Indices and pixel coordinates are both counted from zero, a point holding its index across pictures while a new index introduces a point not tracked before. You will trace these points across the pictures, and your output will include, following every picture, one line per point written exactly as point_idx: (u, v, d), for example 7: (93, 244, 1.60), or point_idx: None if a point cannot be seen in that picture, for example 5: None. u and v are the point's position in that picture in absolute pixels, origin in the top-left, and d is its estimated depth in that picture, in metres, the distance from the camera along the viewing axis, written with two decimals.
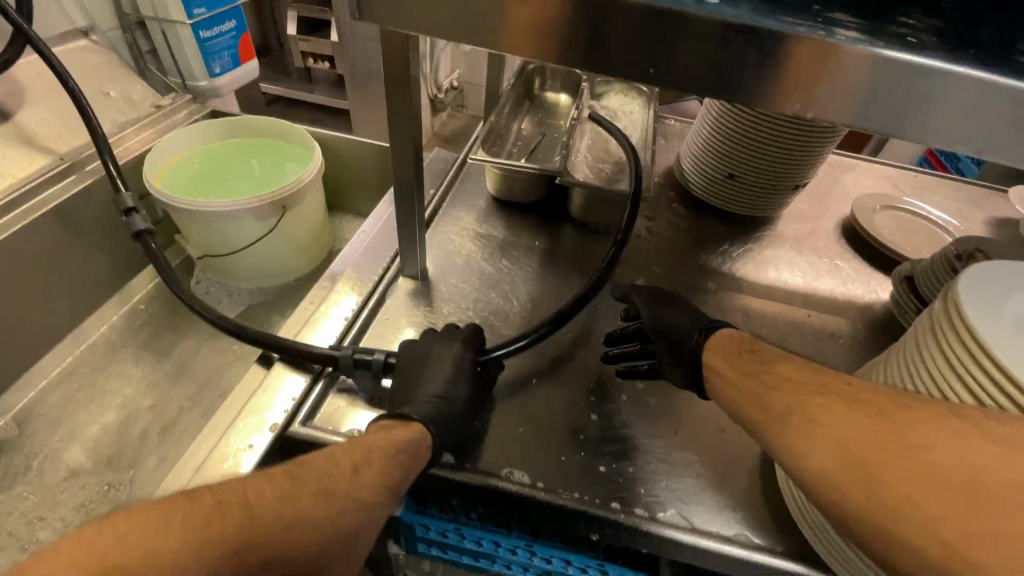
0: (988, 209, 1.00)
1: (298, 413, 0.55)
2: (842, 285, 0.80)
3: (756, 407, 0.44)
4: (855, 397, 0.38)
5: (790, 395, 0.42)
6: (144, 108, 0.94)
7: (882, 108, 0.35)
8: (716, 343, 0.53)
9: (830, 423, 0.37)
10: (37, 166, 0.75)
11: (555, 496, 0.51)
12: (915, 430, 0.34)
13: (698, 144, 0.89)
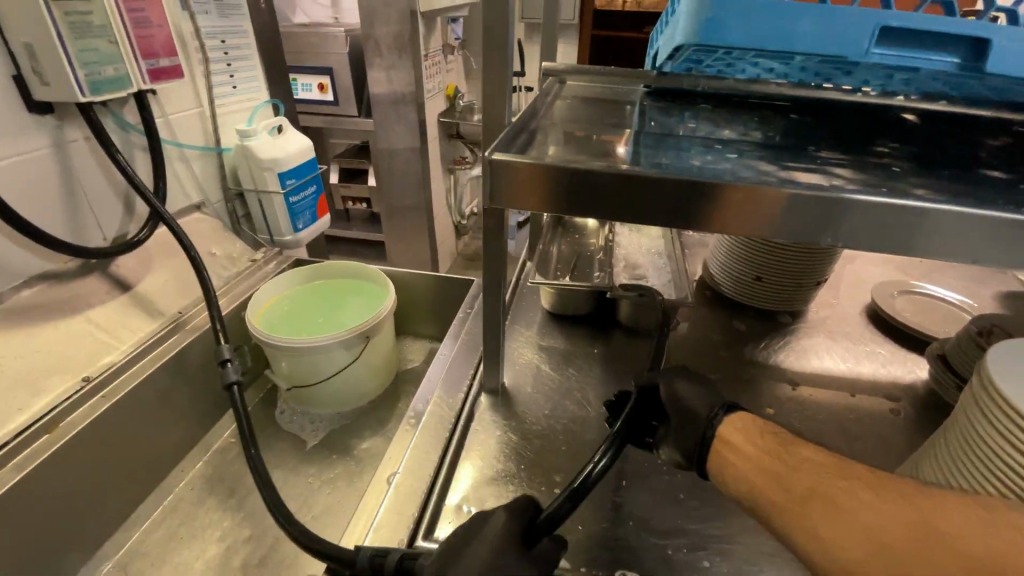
0: (998, 285, 1.09)
1: None
2: (881, 367, 0.87)
3: (769, 484, 0.45)
4: (878, 483, 0.41)
5: (811, 476, 0.44)
6: (242, 263, 1.08)
7: (897, 234, 0.43)
8: (731, 425, 0.54)
9: (854, 506, 0.40)
10: (157, 322, 0.87)
11: None
12: (940, 516, 0.38)
13: (723, 252, 1.01)
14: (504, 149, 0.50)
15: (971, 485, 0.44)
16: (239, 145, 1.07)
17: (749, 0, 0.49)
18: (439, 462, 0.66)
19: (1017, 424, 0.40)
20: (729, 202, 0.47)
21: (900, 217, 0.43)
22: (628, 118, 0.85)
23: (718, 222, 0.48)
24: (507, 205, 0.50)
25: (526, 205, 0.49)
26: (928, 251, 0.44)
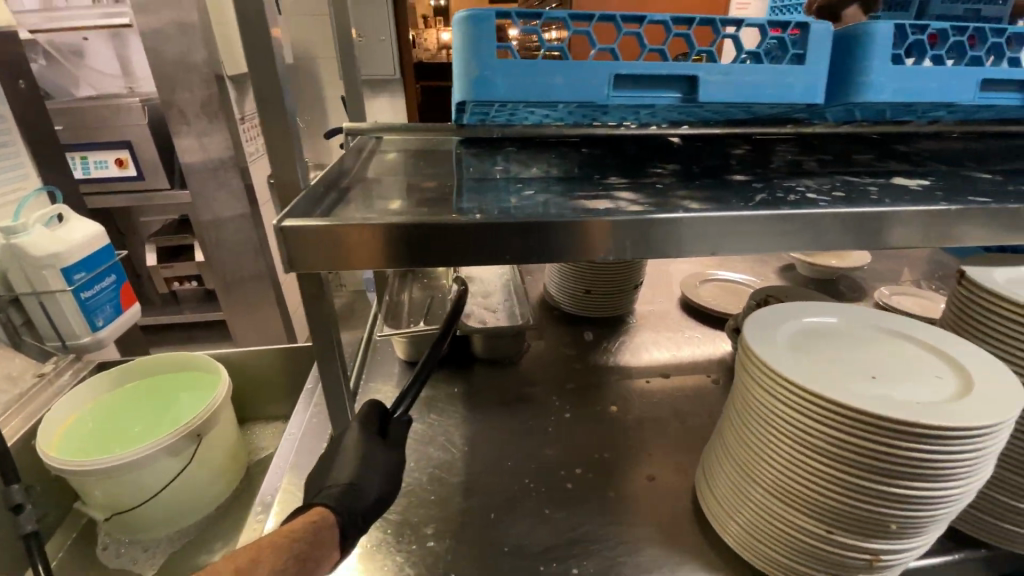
0: (769, 263, 1.35)
1: None
2: (698, 348, 1.01)
3: None
4: None
5: None
6: (25, 380, 0.89)
7: (677, 242, 0.57)
8: None
9: None
10: None
11: None
12: None
13: (556, 272, 1.10)
14: (298, 214, 0.50)
15: (764, 441, 0.53)
16: (4, 243, 0.91)
17: (508, 61, 0.56)
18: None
19: (782, 387, 0.49)
20: (526, 234, 0.53)
21: (680, 230, 0.56)
22: (446, 165, 0.90)
23: (515, 252, 0.54)
24: (310, 267, 0.50)
25: (328, 265, 0.50)
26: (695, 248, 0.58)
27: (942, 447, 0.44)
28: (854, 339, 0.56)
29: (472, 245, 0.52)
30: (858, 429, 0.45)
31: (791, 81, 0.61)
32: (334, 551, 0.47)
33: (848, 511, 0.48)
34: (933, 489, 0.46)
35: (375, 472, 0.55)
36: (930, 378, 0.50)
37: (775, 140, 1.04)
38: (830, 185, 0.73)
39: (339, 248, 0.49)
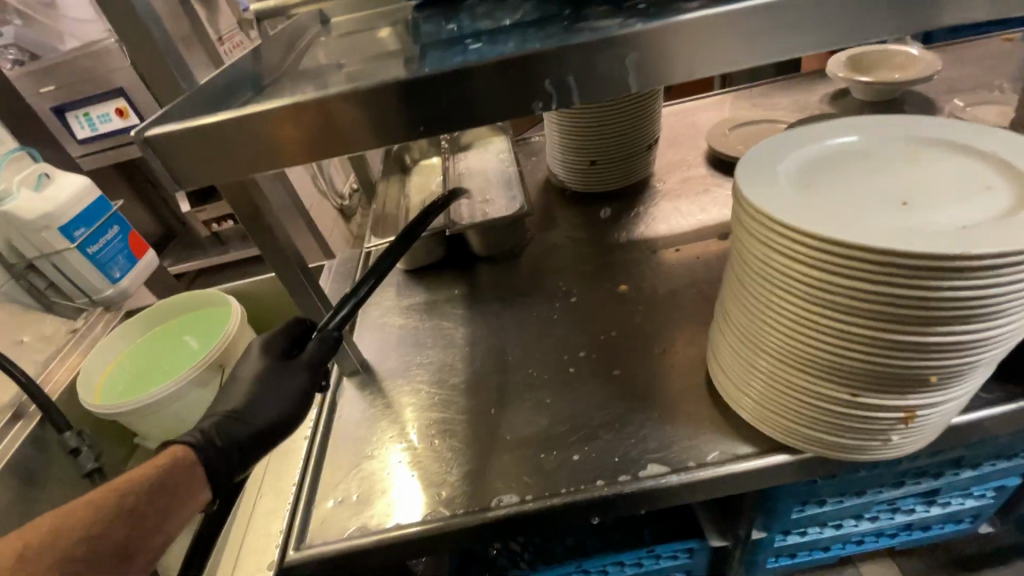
0: (820, 92, 1.12)
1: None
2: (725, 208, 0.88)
3: None
4: None
5: None
6: (61, 338, 0.95)
7: (683, 60, 0.42)
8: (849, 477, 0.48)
9: None
10: None
11: (544, 501, 0.54)
12: None
13: (555, 147, 0.97)
14: (179, 117, 0.43)
15: (767, 308, 0.45)
16: None
17: None
18: (307, 468, 0.61)
19: (786, 242, 0.40)
20: (512, 78, 0.41)
21: (697, 37, 0.41)
22: (397, 40, 0.77)
23: (435, 119, 0.43)
24: (206, 181, 0.43)
25: (225, 174, 0.43)
26: (706, 66, 0.42)
27: (1009, 278, 0.36)
28: (873, 170, 0.46)
29: (382, 120, 0.42)
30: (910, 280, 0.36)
31: None
32: (200, 489, 0.50)
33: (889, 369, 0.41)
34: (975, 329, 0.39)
35: (273, 390, 0.56)
36: (975, 202, 0.41)
37: None
38: None
39: (236, 147, 0.42)
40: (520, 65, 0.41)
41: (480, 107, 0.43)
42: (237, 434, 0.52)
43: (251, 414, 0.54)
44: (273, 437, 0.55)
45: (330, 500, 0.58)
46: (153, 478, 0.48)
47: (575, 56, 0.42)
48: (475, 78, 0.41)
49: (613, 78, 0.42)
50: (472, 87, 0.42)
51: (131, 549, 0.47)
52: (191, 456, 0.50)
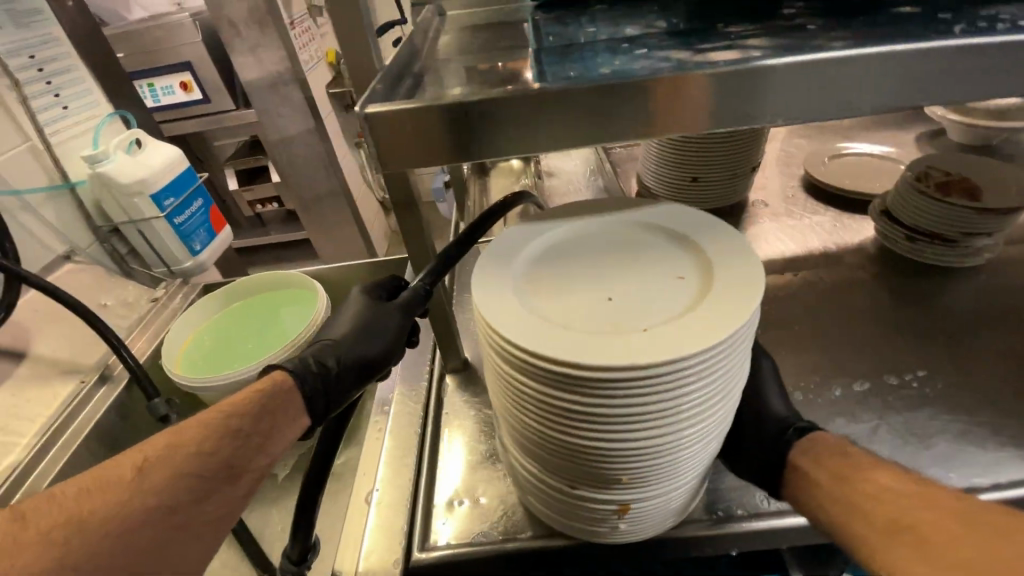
0: (912, 129, 1.11)
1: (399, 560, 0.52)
2: (830, 237, 0.86)
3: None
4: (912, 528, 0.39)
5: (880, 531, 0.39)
6: (142, 306, 0.93)
7: (918, 86, 0.41)
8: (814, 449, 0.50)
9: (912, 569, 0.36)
10: (61, 399, 0.73)
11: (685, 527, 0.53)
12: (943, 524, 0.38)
13: (653, 161, 0.96)
14: (376, 100, 0.41)
15: (499, 390, 0.43)
16: (92, 174, 0.91)
17: None
18: (423, 467, 0.60)
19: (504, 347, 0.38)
20: (730, 89, 0.40)
21: (934, 67, 0.40)
22: (527, 38, 0.76)
23: (653, 118, 0.41)
24: (411, 165, 0.42)
25: (432, 158, 0.42)
26: (939, 93, 0.41)
27: (700, 369, 0.35)
28: (588, 268, 0.44)
29: (600, 115, 0.41)
30: (554, 381, 0.36)
31: None
32: (300, 416, 0.48)
33: (647, 458, 0.39)
34: (641, 456, 0.39)
35: (379, 322, 0.52)
36: (646, 312, 0.39)
37: None
38: None
39: (439, 133, 0.41)
40: (744, 76, 0.40)
41: (688, 119, 0.42)
42: (338, 363, 0.49)
43: (347, 349, 0.50)
44: (374, 371, 0.51)
45: (453, 501, 0.56)
46: (255, 399, 0.47)
47: (804, 72, 0.40)
48: (693, 87, 0.40)
49: (834, 100, 0.41)
50: (690, 95, 0.40)
51: (241, 467, 0.45)
52: (292, 381, 0.48)
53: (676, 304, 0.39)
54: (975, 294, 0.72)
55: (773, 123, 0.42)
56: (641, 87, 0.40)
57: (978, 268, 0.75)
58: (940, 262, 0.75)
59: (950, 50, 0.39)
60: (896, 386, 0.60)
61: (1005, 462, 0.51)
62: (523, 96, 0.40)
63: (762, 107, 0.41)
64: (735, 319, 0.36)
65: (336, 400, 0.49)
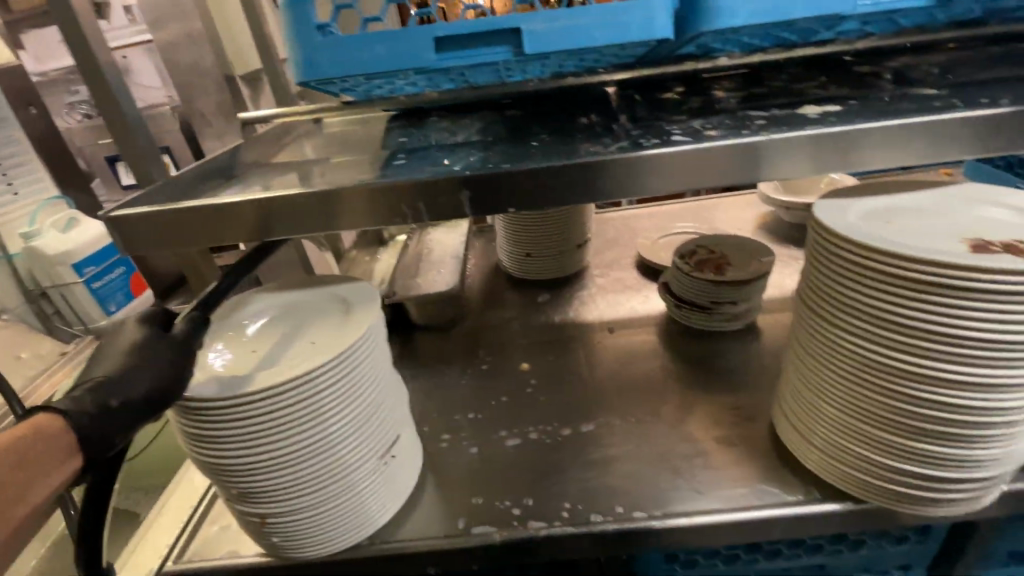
0: (753, 209, 1.25)
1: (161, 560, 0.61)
2: (640, 304, 0.98)
3: None
4: None
5: None
6: (52, 358, 1.05)
7: (511, 199, 0.57)
8: None
9: None
10: None
11: (409, 543, 0.60)
12: None
13: (501, 237, 1.11)
14: (135, 204, 0.57)
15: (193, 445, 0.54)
16: (26, 247, 1.08)
17: (328, 41, 0.59)
18: (206, 496, 0.68)
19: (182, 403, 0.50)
20: (373, 200, 0.56)
21: (519, 182, 0.56)
22: (371, 142, 0.94)
23: (332, 216, 0.57)
24: (157, 249, 0.57)
25: (176, 244, 0.57)
26: (530, 204, 0.57)
27: (331, 373, 0.52)
28: (270, 330, 0.59)
29: (291, 217, 0.57)
30: (219, 418, 0.49)
31: (627, 18, 0.57)
32: (65, 463, 0.42)
33: (317, 459, 0.54)
34: (312, 459, 0.53)
35: (153, 359, 0.48)
36: (294, 350, 0.55)
37: (721, 77, 0.96)
38: (715, 124, 0.69)
39: (172, 230, 0.56)
40: (381, 190, 0.56)
41: (350, 218, 0.57)
42: (124, 401, 0.46)
43: (127, 386, 0.46)
44: (154, 410, 0.47)
45: (217, 527, 0.64)
46: (15, 448, 0.41)
47: (425, 187, 0.56)
48: (349, 197, 0.56)
49: (451, 207, 0.57)
50: (348, 204, 0.57)
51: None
52: (62, 422, 0.43)
53: (300, 350, 0.54)
54: (732, 356, 0.83)
55: (414, 222, 0.57)
56: (310, 199, 0.56)
57: (745, 332, 0.86)
58: (714, 328, 0.87)
59: (526, 174, 0.56)
60: (625, 434, 0.70)
61: (682, 497, 0.61)
62: (230, 204, 0.56)
63: (401, 212, 0.57)
64: (334, 349, 0.53)
65: (121, 431, 0.45)
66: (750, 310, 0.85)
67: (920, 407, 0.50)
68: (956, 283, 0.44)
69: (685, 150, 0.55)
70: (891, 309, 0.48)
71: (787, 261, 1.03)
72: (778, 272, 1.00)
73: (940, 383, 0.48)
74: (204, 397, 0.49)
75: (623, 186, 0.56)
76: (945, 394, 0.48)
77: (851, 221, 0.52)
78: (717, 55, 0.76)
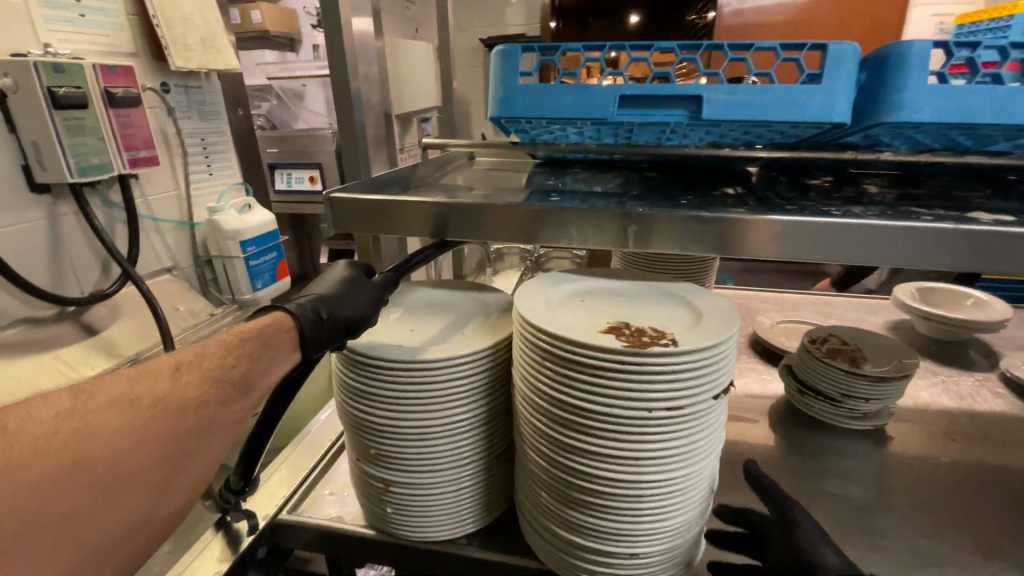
0: (883, 314, 1.18)
1: (283, 506, 0.66)
2: (750, 382, 0.95)
3: None
4: None
5: None
6: (202, 317, 1.22)
7: (685, 237, 0.60)
8: None
9: None
10: (103, 368, 0.95)
11: None
12: None
13: None
14: (348, 190, 0.68)
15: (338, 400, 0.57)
16: (209, 220, 1.27)
17: (530, 86, 0.68)
18: (321, 463, 0.73)
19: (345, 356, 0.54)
20: (556, 218, 0.63)
21: (699, 225, 0.60)
22: (518, 182, 1.03)
23: (501, 229, 0.65)
24: (352, 229, 0.67)
25: (357, 225, 0.67)
26: (700, 248, 0.61)
27: (480, 363, 0.52)
28: (428, 317, 0.63)
29: (444, 219, 0.65)
30: (366, 377, 0.52)
31: (808, 99, 0.61)
32: (293, 350, 0.53)
33: (447, 445, 0.53)
34: (443, 443, 0.53)
35: (359, 294, 0.57)
36: (440, 334, 0.57)
37: (869, 175, 0.96)
38: (875, 213, 0.68)
39: (376, 216, 0.67)
40: (564, 212, 0.63)
41: (535, 231, 0.64)
42: (330, 316, 0.53)
43: (339, 307, 0.54)
44: (358, 331, 0.56)
45: (328, 491, 0.69)
46: (259, 330, 0.52)
47: (605, 215, 0.62)
48: (535, 212, 0.63)
49: (626, 238, 0.62)
50: (533, 218, 0.64)
51: (246, 387, 0.50)
52: (292, 321, 0.53)
53: (452, 336, 0.56)
54: (851, 458, 0.77)
55: (591, 245, 0.63)
56: (500, 211, 0.65)
57: (867, 436, 0.81)
58: (834, 423, 0.81)
59: (708, 219, 0.59)
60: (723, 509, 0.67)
61: None
62: (428, 203, 0.65)
63: (580, 233, 0.63)
64: (487, 342, 0.53)
65: (320, 345, 0.54)
66: (885, 410, 0.80)
67: (632, 509, 0.46)
68: (654, 378, 0.42)
69: (851, 224, 0.55)
70: (595, 411, 0.44)
71: (920, 373, 0.96)
72: (909, 382, 0.93)
73: (660, 478, 0.46)
74: (364, 357, 0.52)
75: (784, 245, 0.58)
76: (673, 484, 0.46)
77: (539, 310, 0.50)
78: (881, 149, 0.77)
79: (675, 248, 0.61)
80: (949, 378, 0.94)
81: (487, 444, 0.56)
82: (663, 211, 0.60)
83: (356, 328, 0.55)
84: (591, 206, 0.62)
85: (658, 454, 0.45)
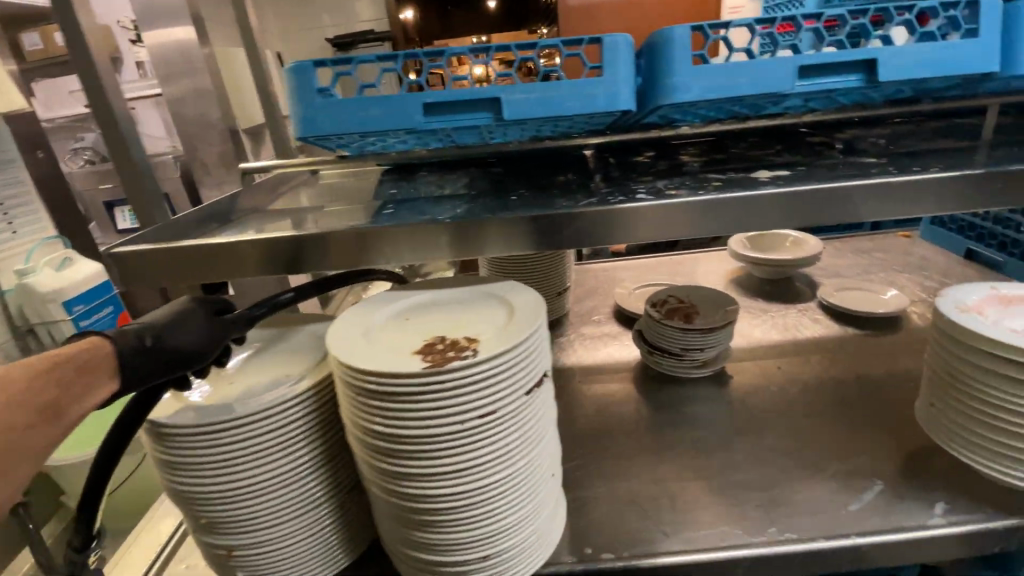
0: (727, 265, 1.31)
1: None
2: (615, 351, 1.01)
3: None
4: None
5: None
6: None
7: (501, 243, 0.63)
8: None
9: None
10: None
11: None
12: None
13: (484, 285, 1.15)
14: (136, 240, 0.61)
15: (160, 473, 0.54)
16: (17, 284, 1.10)
17: (330, 103, 0.65)
18: (178, 535, 0.68)
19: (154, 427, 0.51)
20: (375, 240, 0.62)
21: (511, 228, 0.62)
22: (362, 194, 1.00)
23: (322, 258, 0.62)
24: (149, 281, 0.60)
25: (162, 276, 0.61)
26: (518, 249, 0.63)
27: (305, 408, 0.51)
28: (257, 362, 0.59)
29: (252, 258, 0.61)
30: (178, 447, 0.49)
31: (594, 91, 0.65)
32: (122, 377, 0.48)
33: (286, 496, 0.52)
34: (281, 495, 0.52)
35: (193, 322, 0.53)
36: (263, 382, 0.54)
37: (687, 144, 1.05)
38: (677, 185, 0.75)
39: (175, 259, 0.60)
40: (382, 233, 0.62)
41: (356, 257, 0.62)
42: (155, 342, 0.49)
43: (168, 334, 0.50)
44: (186, 361, 0.51)
45: (184, 565, 0.64)
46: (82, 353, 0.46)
47: (423, 230, 0.62)
48: (353, 236, 0.62)
49: (447, 250, 0.62)
50: (352, 244, 0.62)
51: (57, 414, 0.43)
52: (111, 344, 0.48)
53: (275, 382, 0.53)
54: (700, 406, 0.85)
55: (414, 262, 0.62)
56: (316, 240, 0.61)
57: (714, 382, 0.90)
58: (683, 376, 0.89)
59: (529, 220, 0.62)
60: (589, 482, 0.71)
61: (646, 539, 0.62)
62: (233, 242, 0.60)
63: (401, 251, 0.62)
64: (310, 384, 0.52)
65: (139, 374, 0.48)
66: (721, 357, 0.89)
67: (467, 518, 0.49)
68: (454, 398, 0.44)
69: (655, 206, 0.62)
70: (411, 440, 0.45)
71: (756, 314, 1.08)
72: (747, 323, 1.04)
73: (489, 484, 0.48)
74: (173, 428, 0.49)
75: (607, 233, 0.63)
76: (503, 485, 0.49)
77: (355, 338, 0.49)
78: (680, 123, 0.84)
79: (494, 252, 0.63)
80: (778, 313, 1.07)
81: (332, 484, 0.55)
82: (477, 220, 0.62)
83: (185, 357, 0.51)
84: (408, 222, 0.62)
85: (481, 463, 0.47)
